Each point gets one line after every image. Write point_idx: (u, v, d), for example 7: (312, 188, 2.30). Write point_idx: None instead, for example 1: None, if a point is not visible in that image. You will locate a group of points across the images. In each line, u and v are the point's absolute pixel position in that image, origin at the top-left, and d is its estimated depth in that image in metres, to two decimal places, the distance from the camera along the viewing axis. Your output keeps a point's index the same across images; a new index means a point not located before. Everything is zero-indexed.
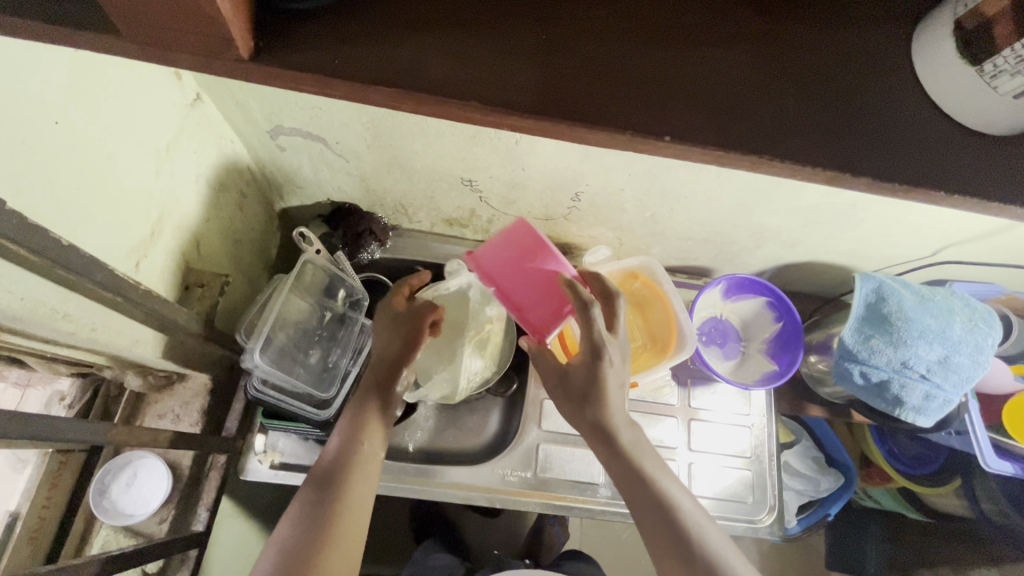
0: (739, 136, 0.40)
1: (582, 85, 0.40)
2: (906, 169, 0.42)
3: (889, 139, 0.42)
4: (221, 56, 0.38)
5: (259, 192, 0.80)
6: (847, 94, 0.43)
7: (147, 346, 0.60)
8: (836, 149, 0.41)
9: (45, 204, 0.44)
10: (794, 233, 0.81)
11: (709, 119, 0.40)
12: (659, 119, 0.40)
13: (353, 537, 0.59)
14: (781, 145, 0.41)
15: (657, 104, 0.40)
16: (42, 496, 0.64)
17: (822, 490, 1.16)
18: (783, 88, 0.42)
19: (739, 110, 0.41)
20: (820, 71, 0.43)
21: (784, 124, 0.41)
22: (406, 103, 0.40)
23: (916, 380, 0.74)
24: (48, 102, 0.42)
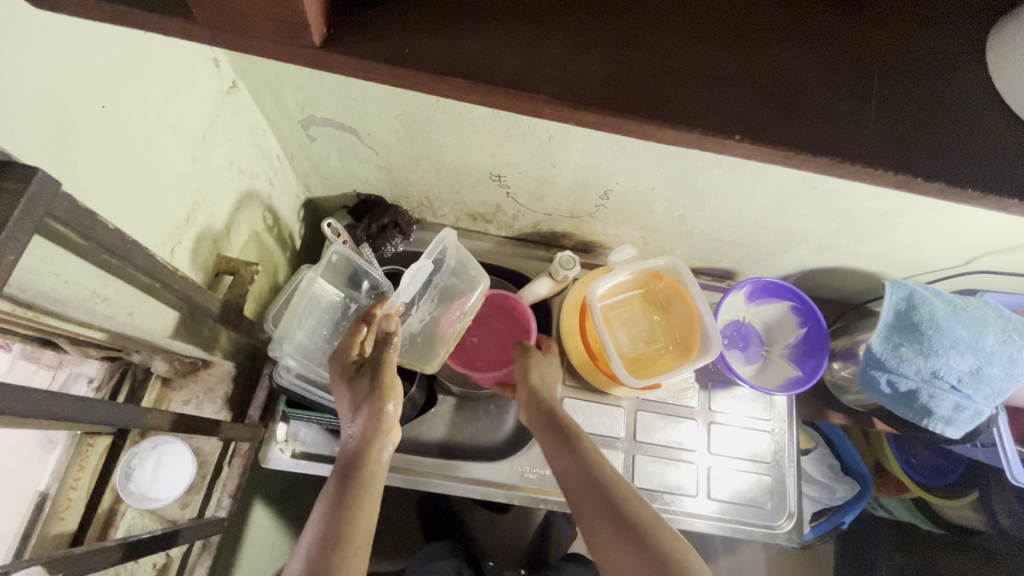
0: (801, 135, 0.39)
1: (645, 79, 0.39)
2: (980, 172, 0.40)
3: (956, 138, 0.41)
4: (295, 43, 0.37)
5: (287, 182, 0.81)
6: (908, 94, 0.42)
7: (178, 332, 0.61)
8: (899, 149, 0.40)
9: (91, 187, 0.44)
10: (824, 238, 0.80)
11: (775, 116, 0.39)
12: (721, 114, 0.39)
13: (366, 529, 0.57)
14: (846, 144, 0.39)
15: (719, 100, 0.39)
16: (70, 478, 0.65)
17: (836, 499, 1.15)
18: (847, 84, 0.41)
19: (800, 107, 0.40)
20: (882, 71, 0.42)
21: (852, 122, 0.40)
22: (473, 94, 0.39)
23: (946, 391, 0.72)
24: (95, 85, 0.42)
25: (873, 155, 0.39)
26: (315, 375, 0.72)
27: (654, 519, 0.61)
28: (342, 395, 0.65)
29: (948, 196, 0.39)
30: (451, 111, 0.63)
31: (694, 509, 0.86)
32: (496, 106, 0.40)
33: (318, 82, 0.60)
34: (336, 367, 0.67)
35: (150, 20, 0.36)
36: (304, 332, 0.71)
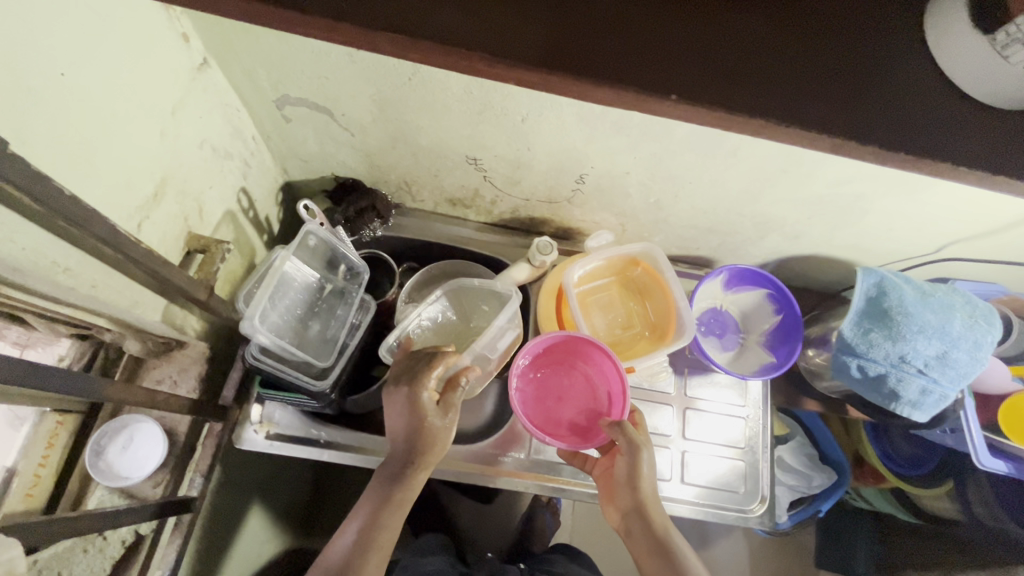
0: (735, 100, 0.45)
1: (581, 40, 0.45)
2: (886, 135, 0.47)
3: (878, 112, 0.47)
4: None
5: (264, 164, 0.81)
6: (845, 70, 0.48)
7: (147, 309, 0.61)
8: (824, 122, 0.46)
9: (49, 154, 0.44)
10: (798, 224, 0.81)
11: (713, 81, 0.45)
12: (660, 79, 0.44)
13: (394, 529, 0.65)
14: (775, 113, 0.45)
15: (666, 66, 0.45)
16: (39, 454, 0.65)
17: (814, 487, 1.16)
18: (782, 60, 0.47)
19: (739, 75, 0.46)
20: (817, 52, 0.48)
21: (783, 95, 0.46)
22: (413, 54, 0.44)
23: (913, 375, 0.73)
24: (55, 53, 0.42)
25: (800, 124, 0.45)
26: (288, 353, 0.71)
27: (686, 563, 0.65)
28: (398, 413, 0.66)
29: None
30: (424, 90, 0.63)
31: (672, 494, 0.87)
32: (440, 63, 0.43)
33: (289, 59, 0.60)
34: (399, 392, 0.66)
35: None
36: (277, 313, 0.71)
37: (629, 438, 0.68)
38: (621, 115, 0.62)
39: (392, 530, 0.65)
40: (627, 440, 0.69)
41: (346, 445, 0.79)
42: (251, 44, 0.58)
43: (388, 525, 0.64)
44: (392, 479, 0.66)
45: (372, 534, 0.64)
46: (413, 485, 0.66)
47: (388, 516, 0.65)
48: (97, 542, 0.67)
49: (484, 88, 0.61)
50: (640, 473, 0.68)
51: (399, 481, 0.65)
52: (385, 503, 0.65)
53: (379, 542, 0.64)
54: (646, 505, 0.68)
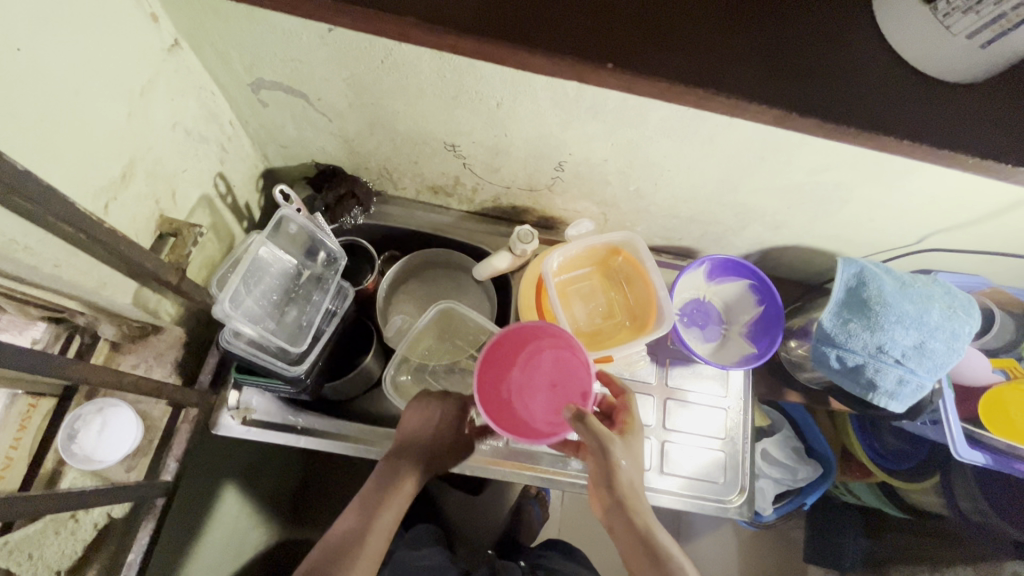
0: (676, 69, 0.50)
1: (541, 16, 0.50)
2: (819, 103, 0.51)
3: (817, 83, 0.51)
4: None
5: (242, 149, 0.80)
6: (790, 43, 0.52)
7: (117, 291, 0.60)
8: (764, 92, 0.50)
9: (5, 128, 0.43)
10: (779, 214, 0.80)
11: (665, 53, 0.50)
12: (612, 48, 0.49)
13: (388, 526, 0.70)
14: (718, 83, 0.50)
15: (619, 39, 0.50)
16: (10, 437, 0.64)
17: (799, 480, 1.16)
18: (730, 31, 0.52)
19: (685, 41, 0.51)
20: (767, 29, 0.53)
21: (724, 65, 0.50)
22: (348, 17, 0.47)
23: (890, 365, 0.73)
24: (11, 27, 0.42)
25: (740, 97, 0.50)
26: (262, 338, 0.71)
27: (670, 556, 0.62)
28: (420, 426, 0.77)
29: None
30: (396, 73, 0.62)
31: (652, 483, 0.87)
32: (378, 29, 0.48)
33: (261, 41, 0.60)
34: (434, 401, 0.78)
35: None
36: (251, 299, 0.71)
37: (593, 432, 0.63)
38: (595, 101, 0.61)
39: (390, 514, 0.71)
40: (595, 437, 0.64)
41: (324, 432, 0.79)
42: (220, 25, 0.58)
43: (391, 510, 0.70)
44: (400, 469, 0.74)
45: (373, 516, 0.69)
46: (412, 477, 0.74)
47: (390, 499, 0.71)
48: (70, 524, 0.66)
49: (457, 72, 0.60)
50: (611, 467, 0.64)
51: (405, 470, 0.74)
52: (389, 490, 0.72)
53: (379, 523, 0.69)
54: (625, 500, 0.64)
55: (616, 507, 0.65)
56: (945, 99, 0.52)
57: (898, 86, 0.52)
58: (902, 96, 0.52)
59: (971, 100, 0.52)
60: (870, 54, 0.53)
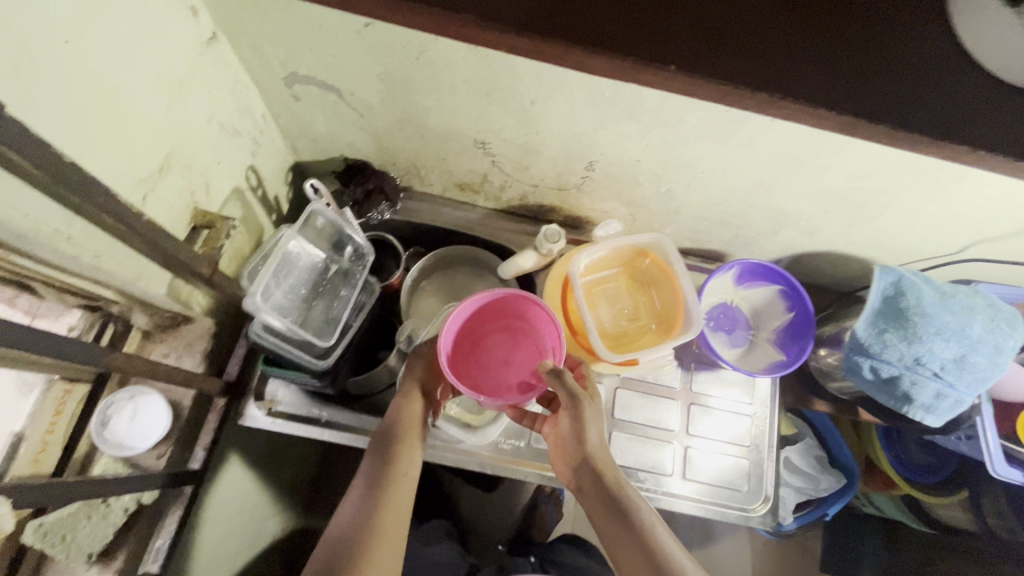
0: (724, 67, 0.50)
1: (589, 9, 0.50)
2: (868, 111, 0.50)
3: (871, 88, 0.51)
4: None
5: (273, 143, 0.81)
6: (846, 50, 0.52)
7: (152, 282, 0.61)
8: (814, 97, 0.50)
9: (52, 119, 0.44)
10: (814, 219, 0.78)
11: (712, 52, 0.50)
12: (656, 46, 0.49)
13: (396, 518, 0.63)
14: (762, 87, 0.49)
15: (662, 36, 0.50)
16: (45, 422, 0.66)
17: (821, 490, 1.13)
18: (782, 34, 0.52)
19: (736, 41, 0.51)
20: (819, 30, 0.52)
21: (776, 66, 0.50)
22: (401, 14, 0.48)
23: (927, 378, 0.71)
24: (61, 21, 0.42)
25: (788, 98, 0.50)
26: (291, 331, 0.71)
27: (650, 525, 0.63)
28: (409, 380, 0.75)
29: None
30: (430, 70, 0.62)
31: (672, 488, 0.86)
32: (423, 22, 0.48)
33: (298, 36, 0.60)
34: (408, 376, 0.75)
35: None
36: (280, 292, 0.71)
37: (570, 390, 0.66)
38: (631, 99, 0.60)
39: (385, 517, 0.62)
40: (570, 393, 0.66)
41: (349, 427, 0.80)
42: (261, 21, 0.58)
43: (391, 498, 0.64)
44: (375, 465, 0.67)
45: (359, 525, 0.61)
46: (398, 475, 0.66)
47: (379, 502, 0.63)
48: (101, 509, 0.67)
49: (492, 69, 0.60)
50: (585, 424, 0.67)
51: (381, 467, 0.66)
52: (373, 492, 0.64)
53: (382, 516, 0.62)
54: (594, 458, 0.67)
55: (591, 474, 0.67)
56: (993, 108, 0.51)
57: (947, 95, 0.51)
58: (947, 105, 0.51)
59: (1019, 110, 0.52)
60: (923, 63, 0.52)
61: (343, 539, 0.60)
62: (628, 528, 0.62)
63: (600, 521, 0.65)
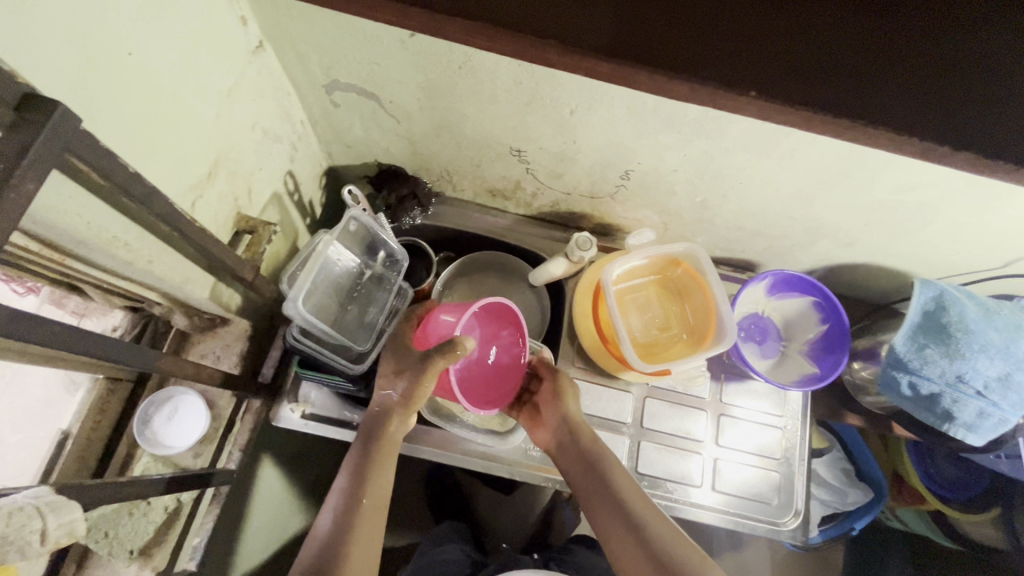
0: (831, 91, 0.43)
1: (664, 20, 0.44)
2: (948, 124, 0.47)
3: (997, 84, 0.43)
4: None
5: (310, 148, 0.81)
6: (958, 42, 0.44)
7: (197, 286, 0.62)
8: (938, 113, 0.43)
9: (115, 129, 0.45)
10: (853, 231, 0.77)
11: (801, 77, 0.46)
12: (755, 70, 0.43)
13: (377, 507, 0.63)
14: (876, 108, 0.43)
15: (756, 55, 0.43)
16: (91, 419, 0.68)
17: (849, 503, 1.10)
18: (880, 39, 0.44)
19: (832, 55, 0.44)
20: None
21: (887, 78, 0.43)
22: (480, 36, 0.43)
23: (971, 396, 0.69)
24: (124, 33, 0.43)
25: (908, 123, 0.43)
26: (327, 335, 0.72)
27: (639, 507, 0.66)
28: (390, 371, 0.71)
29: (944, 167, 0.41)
30: (473, 78, 0.62)
31: (699, 499, 0.85)
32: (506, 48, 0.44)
33: (342, 43, 0.60)
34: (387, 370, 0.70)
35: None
36: (317, 296, 0.72)
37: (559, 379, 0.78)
38: (675, 111, 0.59)
39: (372, 518, 0.61)
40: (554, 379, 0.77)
41: None
42: (307, 30, 0.59)
43: (376, 487, 0.63)
44: (361, 466, 0.64)
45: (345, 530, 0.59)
46: (383, 476, 0.64)
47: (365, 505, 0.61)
48: (141, 507, 0.70)
49: (535, 79, 0.60)
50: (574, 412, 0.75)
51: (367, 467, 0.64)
52: (358, 493, 0.62)
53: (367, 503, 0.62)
54: (583, 444, 0.73)
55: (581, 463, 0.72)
56: None
57: None
58: None
59: None
60: None
61: (335, 527, 0.60)
62: (615, 512, 0.66)
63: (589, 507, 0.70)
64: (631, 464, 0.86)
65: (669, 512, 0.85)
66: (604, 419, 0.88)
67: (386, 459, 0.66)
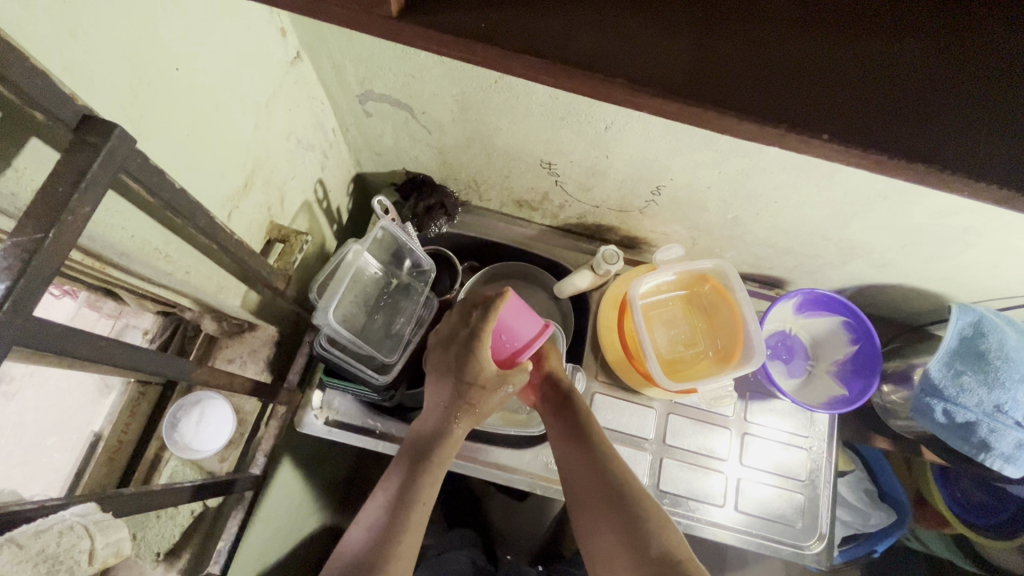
0: (906, 141, 0.40)
1: (730, 67, 0.41)
2: None
3: None
4: (372, 12, 0.40)
5: (340, 156, 0.82)
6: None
7: (229, 294, 0.63)
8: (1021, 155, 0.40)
9: (161, 144, 0.46)
10: (888, 253, 0.75)
11: None
12: (815, 119, 0.40)
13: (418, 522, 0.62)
14: (953, 157, 0.39)
15: (825, 105, 0.40)
16: (122, 421, 0.69)
17: (870, 525, 1.05)
18: (960, 75, 0.42)
19: (888, 103, 0.41)
20: None
21: (972, 115, 0.40)
22: (547, 74, 0.41)
23: (1009, 427, 0.68)
24: (173, 49, 0.44)
25: (1000, 168, 0.39)
26: (354, 345, 0.72)
27: (648, 516, 0.63)
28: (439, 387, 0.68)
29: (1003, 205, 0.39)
30: (509, 93, 0.61)
31: (720, 519, 0.83)
32: (570, 88, 0.41)
33: (379, 56, 0.60)
34: (443, 379, 0.68)
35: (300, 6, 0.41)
36: (344, 305, 0.72)
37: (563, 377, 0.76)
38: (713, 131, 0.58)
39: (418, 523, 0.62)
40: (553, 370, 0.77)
41: (401, 439, 0.79)
42: (344, 42, 0.59)
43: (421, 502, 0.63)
44: (409, 475, 0.64)
45: (393, 536, 0.59)
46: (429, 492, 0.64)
47: (416, 508, 0.62)
48: (169, 511, 0.71)
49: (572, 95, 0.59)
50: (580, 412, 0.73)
51: (417, 479, 0.64)
52: (403, 503, 0.62)
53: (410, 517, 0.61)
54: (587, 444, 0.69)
55: (586, 465, 0.68)
56: None
57: None
58: None
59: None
60: None
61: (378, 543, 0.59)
62: (619, 523, 0.63)
63: (592, 514, 0.66)
64: (652, 481, 0.84)
65: (689, 530, 0.83)
66: (625, 433, 0.87)
67: (435, 476, 0.65)
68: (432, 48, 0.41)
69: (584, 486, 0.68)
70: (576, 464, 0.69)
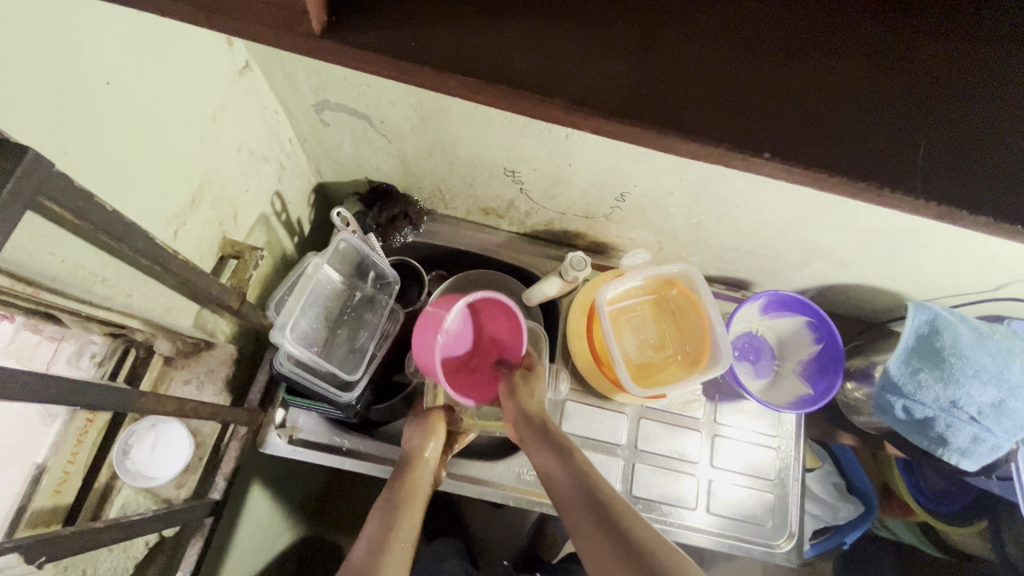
0: (848, 154, 0.40)
1: (674, 86, 0.41)
2: None
3: None
4: (293, 30, 0.39)
5: (298, 166, 0.79)
6: (962, 96, 0.42)
7: (178, 314, 0.61)
8: (960, 166, 0.41)
9: (89, 162, 0.43)
10: (847, 254, 0.77)
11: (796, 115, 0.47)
12: (757, 136, 0.40)
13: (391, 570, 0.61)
14: (891, 170, 0.40)
15: (768, 121, 0.41)
16: (68, 451, 0.66)
17: (839, 518, 1.07)
18: (902, 87, 0.42)
19: (832, 116, 0.41)
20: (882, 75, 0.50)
21: (912, 130, 0.41)
22: (484, 94, 0.41)
23: (964, 422, 0.70)
24: (102, 61, 0.41)
25: (938, 182, 0.40)
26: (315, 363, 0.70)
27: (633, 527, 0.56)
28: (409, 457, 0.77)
29: (944, 214, 0.40)
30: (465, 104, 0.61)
31: (692, 521, 0.84)
32: (509, 106, 0.41)
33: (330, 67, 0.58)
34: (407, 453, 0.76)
35: (225, 22, 0.39)
36: (306, 321, 0.70)
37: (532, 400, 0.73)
38: None
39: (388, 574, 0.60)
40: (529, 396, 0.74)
41: (369, 455, 0.77)
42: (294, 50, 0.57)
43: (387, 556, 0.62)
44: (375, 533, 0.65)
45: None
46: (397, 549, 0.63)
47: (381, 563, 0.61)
48: (124, 543, 0.66)
49: None
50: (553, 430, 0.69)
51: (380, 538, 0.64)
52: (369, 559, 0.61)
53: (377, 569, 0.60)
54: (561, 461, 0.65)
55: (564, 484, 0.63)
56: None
57: None
58: None
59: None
60: None
61: None
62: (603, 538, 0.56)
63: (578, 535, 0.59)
64: (624, 487, 0.84)
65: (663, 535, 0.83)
66: (597, 439, 0.87)
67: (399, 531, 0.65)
68: (364, 67, 0.41)
69: (566, 505, 0.61)
70: (555, 485, 0.63)
